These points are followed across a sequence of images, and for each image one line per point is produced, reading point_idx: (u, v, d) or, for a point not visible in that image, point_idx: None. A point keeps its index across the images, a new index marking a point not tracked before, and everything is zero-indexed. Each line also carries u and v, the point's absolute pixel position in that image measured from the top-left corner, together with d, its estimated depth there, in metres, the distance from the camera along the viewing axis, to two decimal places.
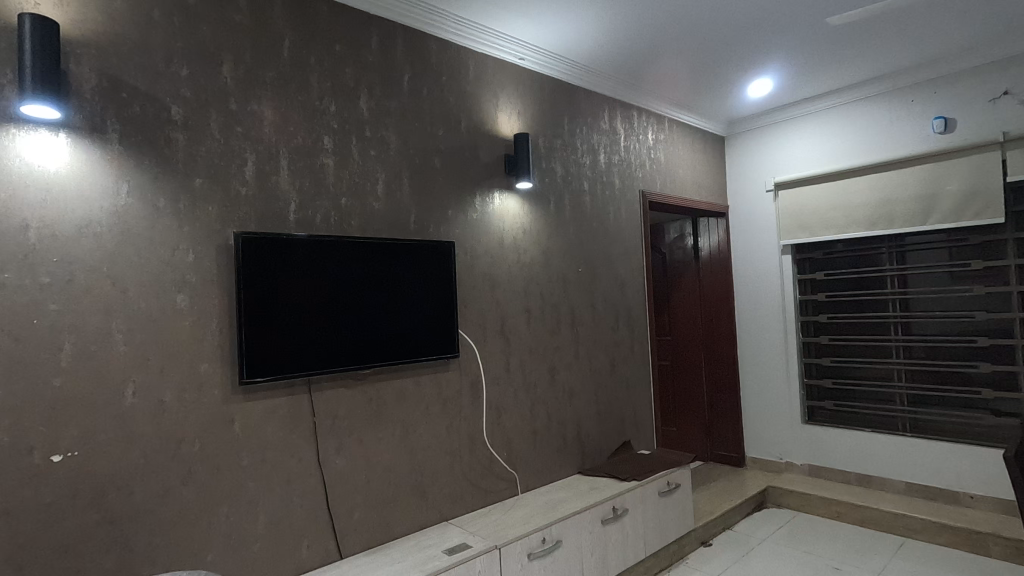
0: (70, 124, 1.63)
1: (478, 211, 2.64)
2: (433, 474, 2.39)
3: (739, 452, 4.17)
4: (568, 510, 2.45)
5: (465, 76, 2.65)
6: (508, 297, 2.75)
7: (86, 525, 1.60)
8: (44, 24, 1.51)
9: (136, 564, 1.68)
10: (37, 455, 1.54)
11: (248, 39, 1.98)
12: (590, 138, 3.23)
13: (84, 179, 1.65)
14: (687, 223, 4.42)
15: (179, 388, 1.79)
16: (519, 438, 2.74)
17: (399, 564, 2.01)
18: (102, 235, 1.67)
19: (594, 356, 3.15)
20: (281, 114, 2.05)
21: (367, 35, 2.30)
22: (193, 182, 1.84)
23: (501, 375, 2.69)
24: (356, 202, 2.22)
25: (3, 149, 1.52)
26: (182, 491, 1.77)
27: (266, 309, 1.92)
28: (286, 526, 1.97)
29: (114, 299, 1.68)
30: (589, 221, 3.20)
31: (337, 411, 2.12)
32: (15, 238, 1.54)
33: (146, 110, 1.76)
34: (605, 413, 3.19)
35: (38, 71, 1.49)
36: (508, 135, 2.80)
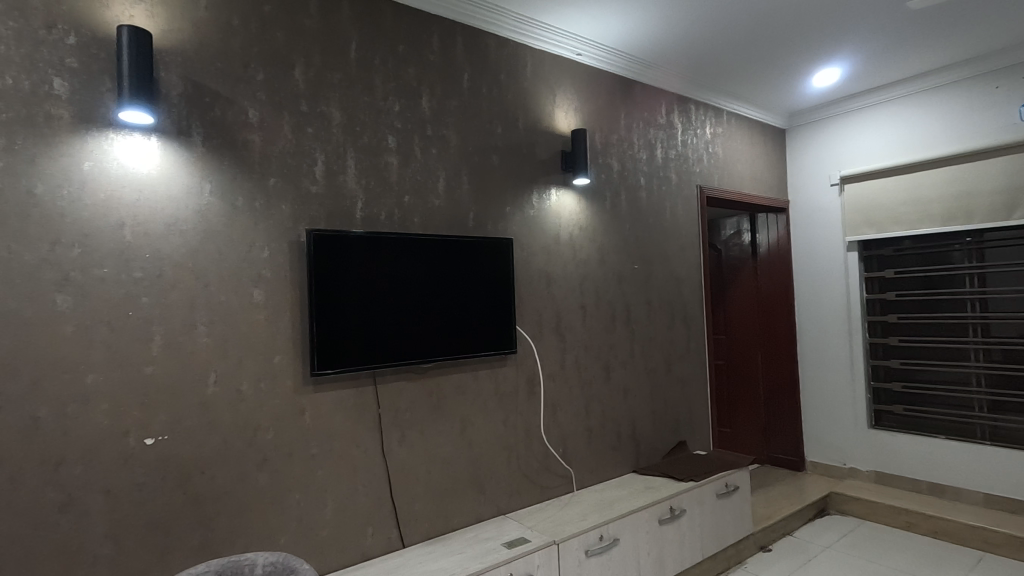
0: (160, 129, 1.74)
1: (535, 208, 2.65)
2: (490, 468, 2.42)
3: (798, 456, 4.04)
4: (625, 509, 2.44)
5: (522, 73, 2.65)
6: (564, 293, 2.74)
7: (174, 504, 1.71)
8: (139, 34, 1.61)
9: (218, 543, 1.78)
10: (132, 438, 1.66)
11: (318, 43, 2.05)
12: (647, 133, 3.19)
13: (172, 179, 1.75)
14: (744, 219, 4.30)
15: (256, 377, 1.88)
16: (574, 435, 2.74)
17: (460, 555, 2.05)
18: (187, 233, 1.77)
19: (649, 355, 3.11)
20: (347, 114, 2.11)
21: (429, 34, 2.34)
22: (268, 181, 1.93)
23: (556, 372, 2.69)
24: (418, 200, 2.27)
25: (102, 152, 1.64)
26: (257, 476, 1.86)
27: (332, 303, 1.98)
28: (351, 513, 2.05)
29: (197, 292, 1.78)
30: (646, 217, 3.16)
31: (399, 403, 2.18)
32: (114, 235, 1.65)
33: (227, 113, 1.86)
34: (660, 412, 3.14)
35: (134, 78, 1.60)
36: (565, 131, 2.79)
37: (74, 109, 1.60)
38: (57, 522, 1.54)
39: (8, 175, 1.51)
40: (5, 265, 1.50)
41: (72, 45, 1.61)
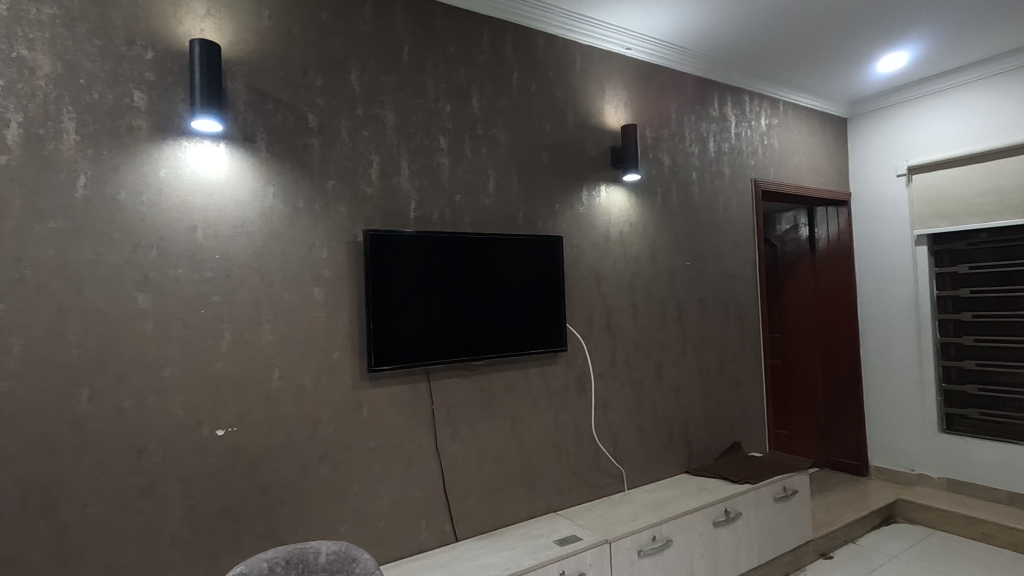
0: (228, 136, 1.83)
1: (585, 205, 2.64)
2: (541, 465, 2.43)
3: (862, 461, 3.87)
4: (678, 510, 2.40)
5: (571, 69, 2.64)
6: (614, 291, 2.72)
7: (242, 492, 1.80)
8: (209, 46, 1.70)
9: (282, 531, 1.87)
10: (205, 429, 1.75)
11: (372, 47, 2.11)
12: (699, 126, 3.11)
13: (239, 184, 1.84)
14: (801, 213, 4.11)
15: (317, 373, 1.95)
16: (625, 433, 2.72)
17: (512, 551, 2.07)
18: (253, 234, 1.86)
19: (702, 354, 3.05)
20: (401, 117, 2.16)
21: (478, 34, 2.36)
22: (326, 184, 2.00)
23: (607, 370, 2.67)
24: (469, 199, 2.30)
25: (177, 159, 1.74)
26: (318, 468, 1.94)
27: (387, 301, 2.04)
28: (406, 506, 2.10)
29: (262, 291, 1.87)
30: (698, 212, 3.08)
31: (451, 399, 2.22)
32: (187, 237, 1.75)
33: (289, 119, 1.93)
34: (713, 412, 3.07)
35: (205, 88, 1.69)
36: (614, 127, 2.76)
37: (152, 120, 1.71)
38: (140, 505, 1.65)
39: (96, 183, 1.63)
40: (93, 267, 1.62)
41: (149, 60, 1.71)
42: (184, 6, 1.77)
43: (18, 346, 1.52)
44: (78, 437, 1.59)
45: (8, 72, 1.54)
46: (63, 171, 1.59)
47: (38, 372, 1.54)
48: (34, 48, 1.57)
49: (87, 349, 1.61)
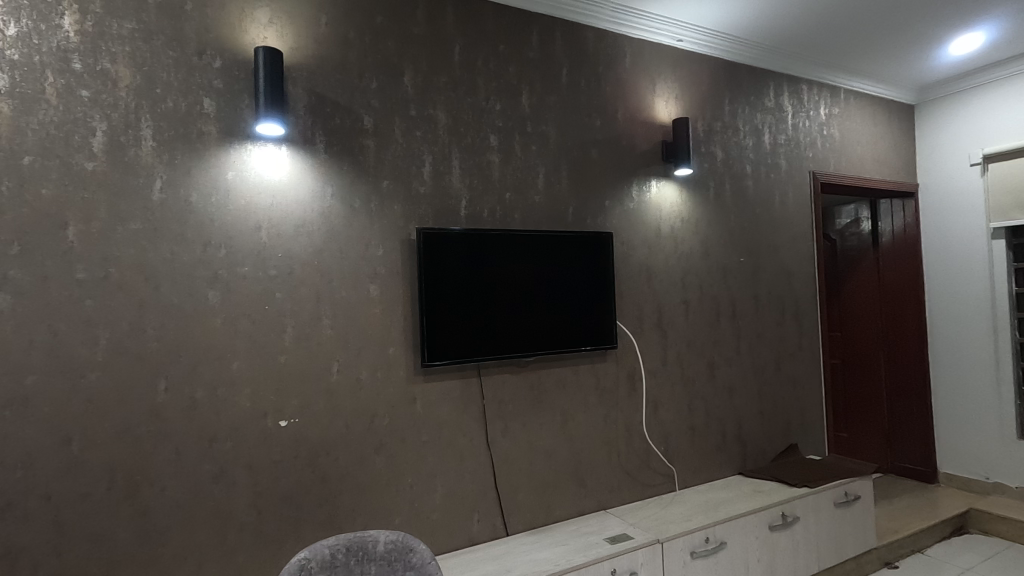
0: (289, 139, 1.90)
1: (635, 201, 2.60)
2: (591, 462, 2.43)
3: (930, 467, 3.67)
4: (732, 512, 2.34)
5: (621, 63, 2.61)
6: (665, 287, 2.68)
7: (305, 481, 1.88)
8: (272, 54, 1.78)
9: (342, 519, 1.93)
10: (270, 419, 1.84)
11: (425, 49, 2.15)
12: (754, 118, 3.01)
13: (300, 184, 1.91)
14: (863, 206, 3.92)
15: (373, 367, 2.01)
16: (677, 433, 2.67)
17: (563, 547, 2.07)
18: (314, 233, 1.93)
19: (757, 352, 2.96)
20: (452, 116, 2.19)
21: (528, 32, 2.37)
22: (381, 183, 2.05)
23: (658, 368, 2.63)
24: (519, 196, 2.31)
25: (243, 162, 1.83)
26: (375, 460, 2.00)
27: (439, 297, 2.07)
28: (459, 499, 2.14)
29: (322, 287, 1.94)
30: (752, 206, 2.99)
31: (502, 395, 2.24)
32: (253, 236, 1.84)
33: (345, 121, 1.99)
34: (769, 412, 2.98)
35: (269, 93, 1.76)
36: (665, 121, 2.71)
37: (221, 125, 1.80)
38: (211, 491, 1.75)
39: (171, 186, 1.73)
40: (168, 265, 1.72)
41: (218, 68, 1.80)
42: (249, 16, 1.86)
43: (104, 339, 1.64)
44: (157, 425, 1.69)
45: (94, 84, 1.65)
46: (142, 176, 1.70)
47: (122, 363, 1.66)
48: (116, 61, 1.68)
49: (164, 343, 1.71)
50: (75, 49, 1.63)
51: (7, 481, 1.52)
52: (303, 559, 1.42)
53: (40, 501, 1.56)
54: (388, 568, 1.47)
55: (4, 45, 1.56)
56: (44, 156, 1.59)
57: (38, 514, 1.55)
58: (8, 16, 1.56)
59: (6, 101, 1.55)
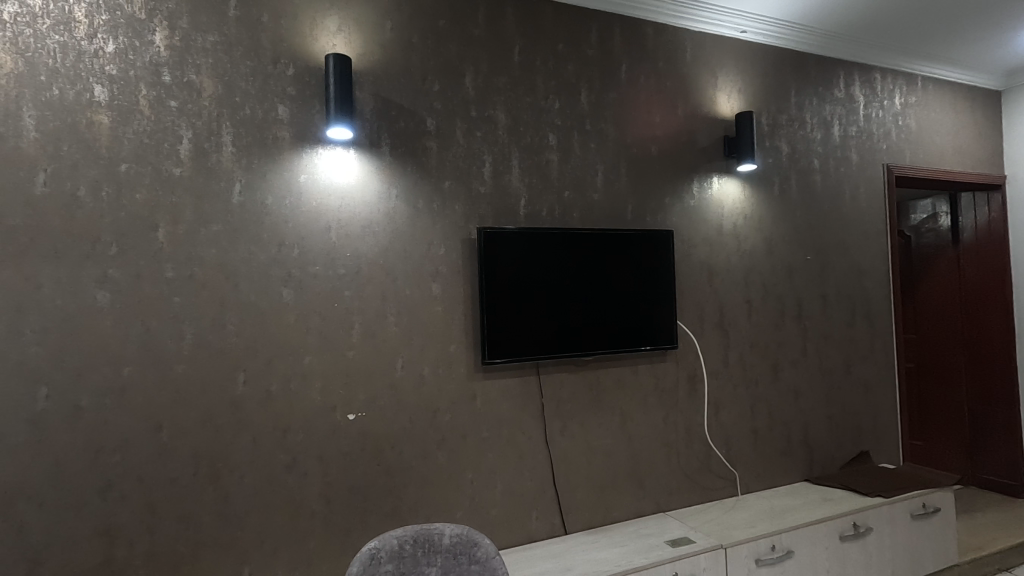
0: (357, 142, 1.97)
1: (697, 197, 2.55)
2: (650, 464, 2.39)
3: (1017, 479, 3.42)
4: (800, 520, 2.25)
5: (682, 57, 2.55)
6: (727, 286, 2.60)
7: (371, 473, 1.94)
8: (341, 61, 1.84)
9: (405, 511, 1.99)
10: (338, 413, 1.91)
11: (485, 50, 2.17)
12: (822, 110, 2.88)
13: (367, 186, 1.98)
14: (942, 200, 3.70)
15: (435, 364, 2.05)
16: (739, 436, 2.60)
17: (623, 548, 2.06)
18: (379, 234, 1.99)
19: (825, 355, 2.83)
20: (512, 116, 2.21)
21: (586, 29, 2.36)
22: (443, 184, 2.09)
23: (719, 369, 2.57)
24: (577, 194, 2.30)
25: (315, 165, 1.91)
26: (437, 454, 2.04)
27: (499, 296, 2.09)
28: (517, 496, 2.16)
29: (387, 286, 2.00)
30: (820, 202, 2.87)
31: (561, 394, 2.24)
32: (323, 236, 1.91)
33: (409, 124, 2.04)
34: (838, 417, 2.85)
35: (339, 98, 1.83)
36: (727, 115, 2.64)
37: (295, 130, 1.89)
38: (285, 480, 1.84)
39: (248, 190, 1.83)
40: (247, 265, 1.82)
41: (291, 76, 1.89)
42: (320, 24, 1.94)
43: (190, 334, 1.75)
44: (236, 415, 1.79)
45: (181, 95, 1.76)
46: (223, 180, 1.80)
47: (205, 357, 1.76)
48: (201, 73, 1.79)
49: (243, 338, 1.81)
50: (164, 63, 1.75)
51: (106, 464, 1.65)
52: (373, 548, 1.45)
53: (135, 484, 1.68)
54: (454, 561, 1.49)
55: (104, 61, 1.68)
56: (138, 163, 1.71)
57: (133, 495, 1.67)
58: (107, 34, 1.69)
59: (106, 112, 1.68)
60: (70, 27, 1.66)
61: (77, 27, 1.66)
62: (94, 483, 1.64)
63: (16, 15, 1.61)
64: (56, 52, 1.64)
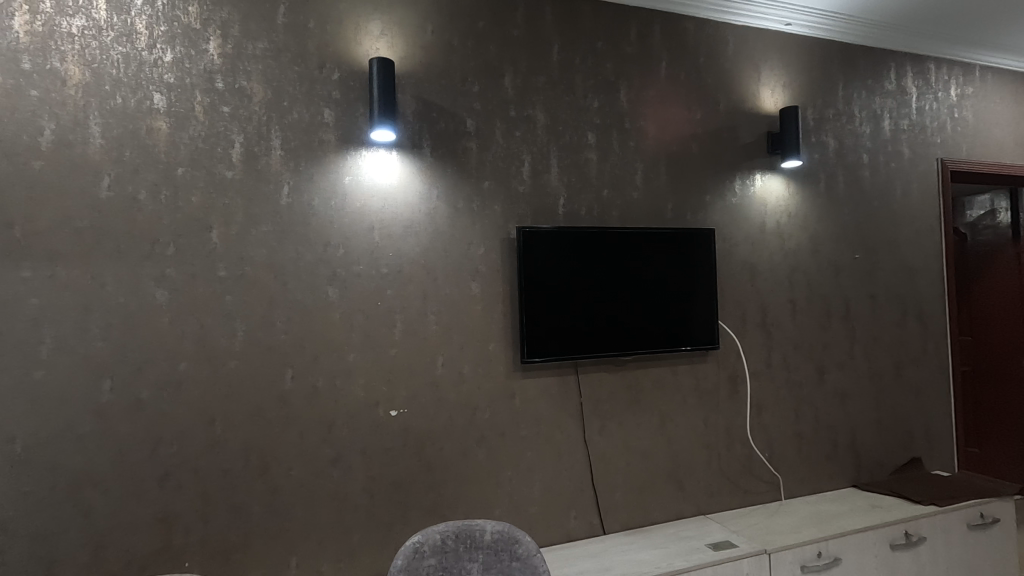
0: (399, 144, 2.01)
1: (739, 195, 2.50)
2: (690, 465, 2.36)
3: None
4: (848, 526, 2.18)
5: (724, 52, 2.50)
6: (770, 286, 2.54)
7: (412, 468, 1.98)
8: (384, 64, 1.88)
9: (446, 507, 2.02)
10: (381, 409, 1.95)
11: (524, 50, 2.18)
12: (871, 103, 2.78)
13: (409, 187, 2.01)
14: (1001, 196, 3.51)
15: (475, 362, 2.08)
16: (783, 439, 2.53)
17: (662, 550, 2.04)
18: (420, 234, 2.02)
19: (874, 357, 2.73)
20: (551, 116, 2.21)
21: (626, 27, 2.34)
22: (482, 184, 2.11)
23: (762, 370, 2.51)
24: (616, 192, 2.29)
25: (358, 166, 1.95)
26: (476, 451, 2.06)
27: (538, 296, 2.10)
28: (556, 494, 2.16)
29: (427, 285, 2.03)
30: (869, 198, 2.77)
31: (599, 394, 2.23)
32: (367, 237, 1.96)
33: (449, 125, 2.07)
34: (887, 422, 2.75)
35: (382, 101, 1.86)
36: (771, 111, 2.57)
37: (340, 133, 1.94)
38: (330, 473, 1.89)
39: (296, 192, 1.89)
40: (295, 264, 1.88)
41: (336, 80, 1.94)
42: (364, 29, 1.98)
43: (241, 331, 1.82)
44: (284, 409, 1.85)
45: (233, 101, 1.83)
46: (272, 183, 1.86)
47: (256, 353, 1.83)
48: (251, 79, 1.85)
49: (291, 335, 1.87)
50: (218, 70, 1.82)
51: (164, 454, 1.73)
52: (417, 542, 1.50)
53: (190, 474, 1.75)
54: (495, 557, 1.50)
55: (162, 70, 1.77)
56: (193, 167, 1.79)
57: (189, 485, 1.75)
58: (165, 44, 1.77)
59: (164, 119, 1.76)
60: (132, 39, 1.74)
61: (139, 38, 1.75)
62: (154, 472, 1.72)
63: (83, 28, 1.70)
64: (119, 63, 1.73)
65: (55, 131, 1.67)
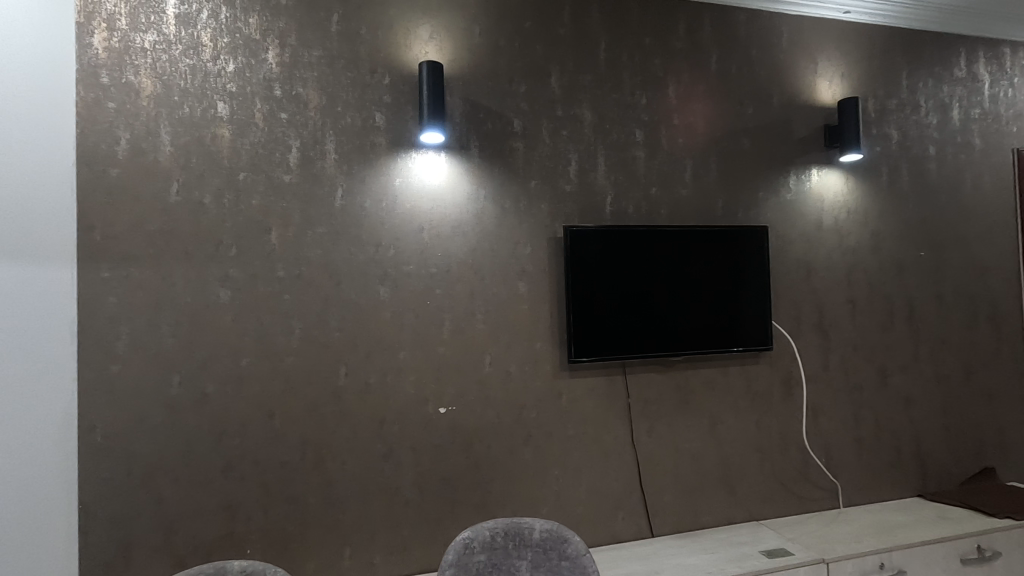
0: (448, 145, 2.04)
1: (794, 191, 2.41)
2: (742, 469, 2.30)
3: None
4: (913, 537, 2.07)
5: (777, 43, 2.42)
6: (827, 285, 2.45)
7: (460, 465, 2.01)
8: (434, 67, 1.92)
9: (493, 504, 2.04)
10: (431, 407, 1.99)
11: (571, 49, 2.17)
12: (938, 92, 2.64)
13: (457, 188, 2.04)
14: None
15: (522, 361, 2.09)
16: (841, 445, 2.43)
17: (713, 555, 1.99)
18: (468, 233, 2.05)
19: (941, 360, 2.59)
20: (598, 114, 2.19)
21: (674, 21, 2.29)
22: (529, 183, 2.11)
23: (818, 372, 2.42)
24: (665, 190, 2.25)
25: (408, 168, 2.00)
26: (523, 450, 2.07)
27: (585, 294, 2.09)
28: (603, 495, 2.14)
29: (475, 284, 2.05)
30: (936, 192, 2.62)
31: (648, 394, 2.20)
32: (417, 237, 2.00)
33: (497, 125, 2.09)
34: (957, 429, 2.59)
35: (431, 103, 1.89)
36: (829, 103, 2.47)
37: (390, 136, 1.99)
38: (382, 468, 1.94)
39: (349, 195, 1.94)
40: (348, 264, 1.94)
41: (387, 85, 1.99)
42: (413, 34, 2.02)
43: (298, 328, 1.89)
44: (338, 405, 1.91)
45: (290, 108, 1.90)
46: (327, 185, 1.93)
47: (312, 350, 1.90)
48: (307, 86, 1.92)
49: (344, 333, 1.93)
50: (276, 78, 1.89)
51: (227, 446, 1.82)
52: (467, 538, 1.52)
53: (251, 465, 1.84)
54: (544, 556, 1.51)
55: (225, 80, 1.85)
56: (254, 172, 1.87)
57: (250, 475, 1.83)
58: (228, 55, 1.86)
59: (227, 126, 1.85)
60: (198, 51, 1.84)
61: (204, 50, 1.84)
62: (218, 463, 1.81)
63: (155, 43, 1.80)
64: (186, 74, 1.82)
65: (130, 141, 1.78)
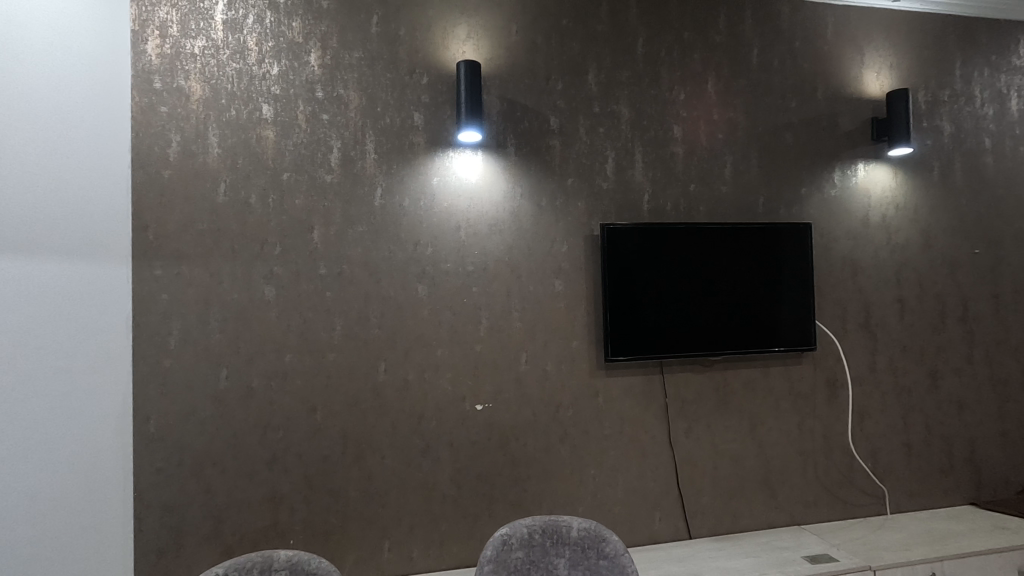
0: (485, 144, 2.05)
1: (839, 186, 2.34)
2: (783, 472, 2.24)
3: None
4: (967, 547, 1.99)
5: (822, 34, 2.35)
6: (874, 283, 2.36)
7: (497, 462, 2.02)
8: (472, 67, 1.93)
9: (529, 502, 2.04)
10: (468, 404, 2.00)
11: (608, 45, 2.16)
12: (995, 81, 2.52)
13: (494, 186, 2.05)
14: None
15: (558, 359, 2.08)
16: (889, 449, 2.35)
17: (754, 559, 1.95)
18: (505, 232, 2.06)
19: (997, 362, 2.47)
20: (636, 110, 2.17)
21: (714, 14, 2.25)
22: (566, 182, 2.11)
23: (865, 374, 2.34)
24: (704, 187, 2.21)
25: (446, 167, 2.02)
26: (559, 448, 2.07)
27: (623, 292, 2.07)
28: (640, 495, 2.12)
29: (512, 282, 2.06)
30: (992, 187, 2.50)
31: (686, 394, 2.17)
32: (454, 236, 2.02)
33: (534, 123, 2.09)
34: (1014, 435, 2.47)
35: (469, 103, 1.91)
36: (877, 95, 2.39)
37: (429, 135, 2.01)
38: (420, 463, 1.96)
39: (389, 194, 1.97)
40: (388, 262, 1.97)
41: (425, 84, 2.01)
42: (451, 34, 2.04)
43: (339, 325, 1.93)
44: (378, 401, 1.95)
45: (331, 109, 1.94)
46: (367, 185, 1.96)
47: (352, 346, 1.94)
48: (348, 87, 1.96)
49: (384, 330, 1.96)
50: (318, 80, 1.94)
51: (272, 439, 1.87)
52: (505, 535, 1.52)
53: (295, 458, 1.89)
54: (582, 555, 1.50)
55: (270, 82, 1.91)
56: (297, 172, 1.92)
57: (293, 468, 1.88)
58: (273, 59, 1.91)
59: (271, 128, 1.90)
60: (244, 55, 1.89)
61: (250, 54, 1.90)
62: (264, 455, 1.87)
63: (204, 48, 1.87)
64: (233, 78, 1.88)
65: (181, 143, 1.84)
